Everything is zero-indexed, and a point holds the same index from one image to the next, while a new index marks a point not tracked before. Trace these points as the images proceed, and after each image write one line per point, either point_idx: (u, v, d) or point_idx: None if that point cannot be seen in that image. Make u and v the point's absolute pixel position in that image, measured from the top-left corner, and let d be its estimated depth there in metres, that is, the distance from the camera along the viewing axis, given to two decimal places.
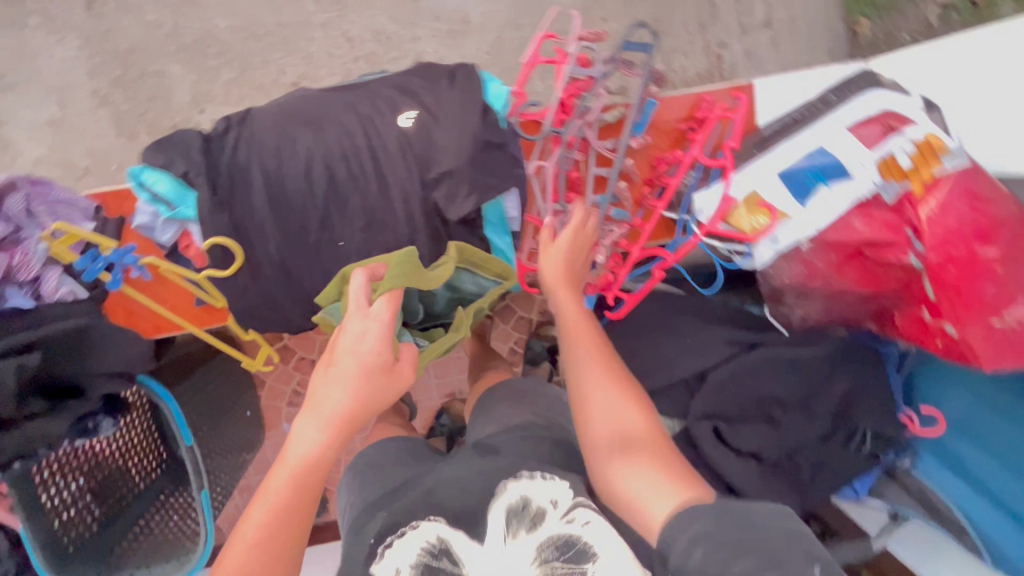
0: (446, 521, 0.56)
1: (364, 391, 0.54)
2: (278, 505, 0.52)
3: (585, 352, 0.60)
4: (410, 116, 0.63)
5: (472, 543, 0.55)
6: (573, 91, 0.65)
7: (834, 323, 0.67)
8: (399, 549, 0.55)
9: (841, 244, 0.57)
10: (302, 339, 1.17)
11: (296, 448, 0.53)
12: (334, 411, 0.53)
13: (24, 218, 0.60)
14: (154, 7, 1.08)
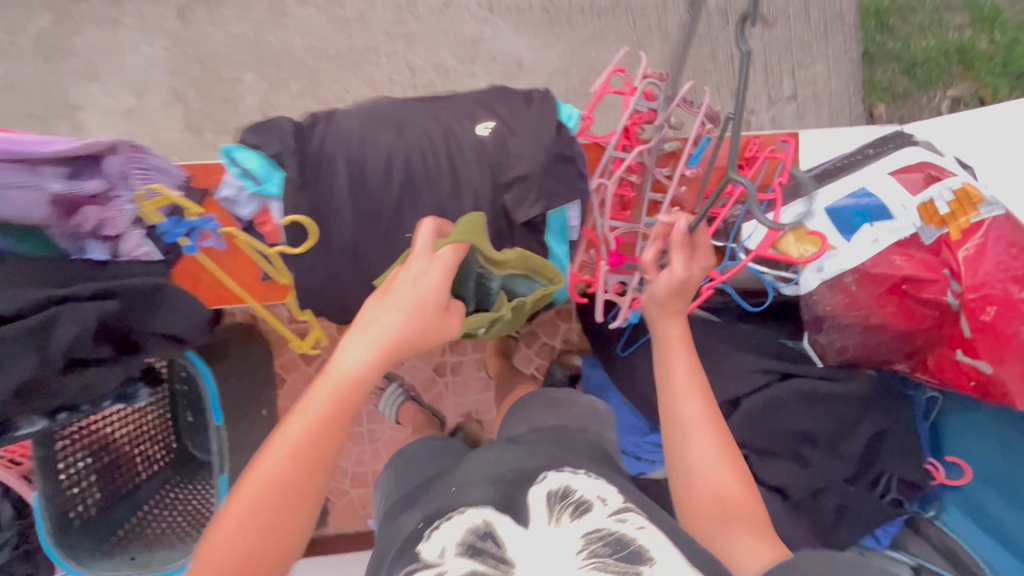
0: (495, 509, 0.56)
1: (413, 322, 0.55)
2: (318, 420, 0.53)
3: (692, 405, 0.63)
4: (488, 126, 0.68)
5: (515, 526, 0.54)
6: (636, 121, 0.71)
7: (870, 360, 0.70)
8: (447, 530, 0.55)
9: (882, 278, 0.62)
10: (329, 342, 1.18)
11: (342, 362, 0.54)
12: (382, 332, 0.54)
13: (119, 180, 0.62)
14: (238, 20, 1.17)
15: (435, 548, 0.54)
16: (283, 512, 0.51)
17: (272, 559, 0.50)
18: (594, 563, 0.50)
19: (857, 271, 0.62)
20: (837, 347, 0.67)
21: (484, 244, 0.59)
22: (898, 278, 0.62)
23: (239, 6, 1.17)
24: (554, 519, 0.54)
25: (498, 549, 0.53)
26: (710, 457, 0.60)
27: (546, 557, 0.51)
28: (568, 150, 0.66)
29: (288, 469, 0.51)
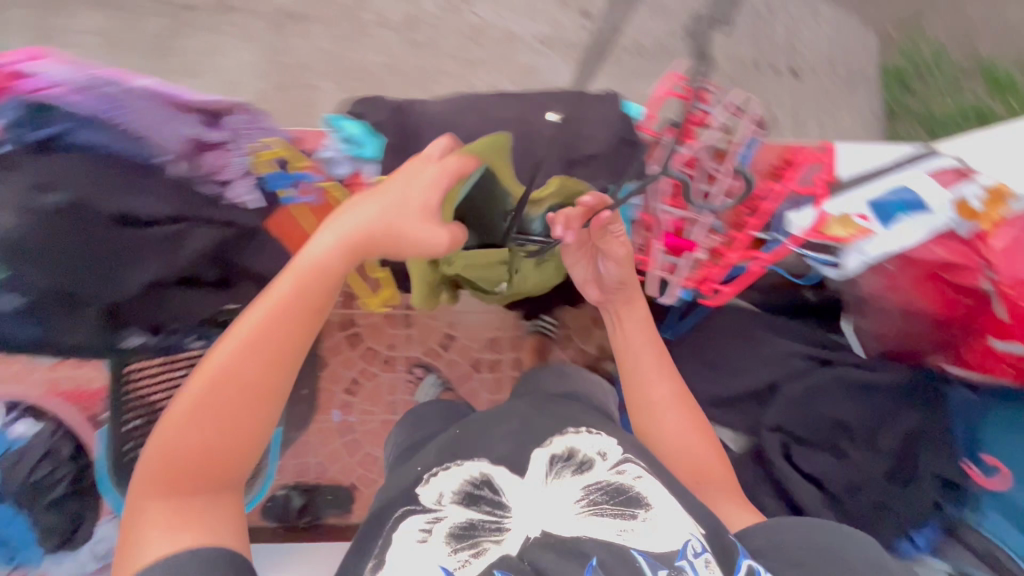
0: (490, 462, 0.67)
1: (380, 227, 0.61)
2: (278, 315, 0.58)
3: (658, 388, 0.75)
4: (559, 114, 0.74)
5: (509, 476, 0.65)
6: (694, 121, 0.79)
7: (907, 350, 0.74)
8: (444, 478, 0.66)
9: (918, 262, 0.68)
10: (373, 330, 1.23)
11: (309, 253, 0.60)
12: (348, 235, 0.60)
13: (238, 134, 0.68)
14: (324, 37, 1.32)
15: (433, 493, 0.65)
16: (240, 399, 0.57)
17: (232, 442, 0.57)
18: (592, 509, 0.61)
19: (897, 255, 0.68)
20: (875, 331, 0.73)
21: (502, 166, 0.70)
22: (935, 264, 0.67)
23: (326, 24, 1.32)
24: (553, 473, 0.64)
25: (495, 493, 0.64)
26: (685, 428, 0.73)
27: (544, 505, 0.62)
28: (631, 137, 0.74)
29: (241, 360, 0.57)
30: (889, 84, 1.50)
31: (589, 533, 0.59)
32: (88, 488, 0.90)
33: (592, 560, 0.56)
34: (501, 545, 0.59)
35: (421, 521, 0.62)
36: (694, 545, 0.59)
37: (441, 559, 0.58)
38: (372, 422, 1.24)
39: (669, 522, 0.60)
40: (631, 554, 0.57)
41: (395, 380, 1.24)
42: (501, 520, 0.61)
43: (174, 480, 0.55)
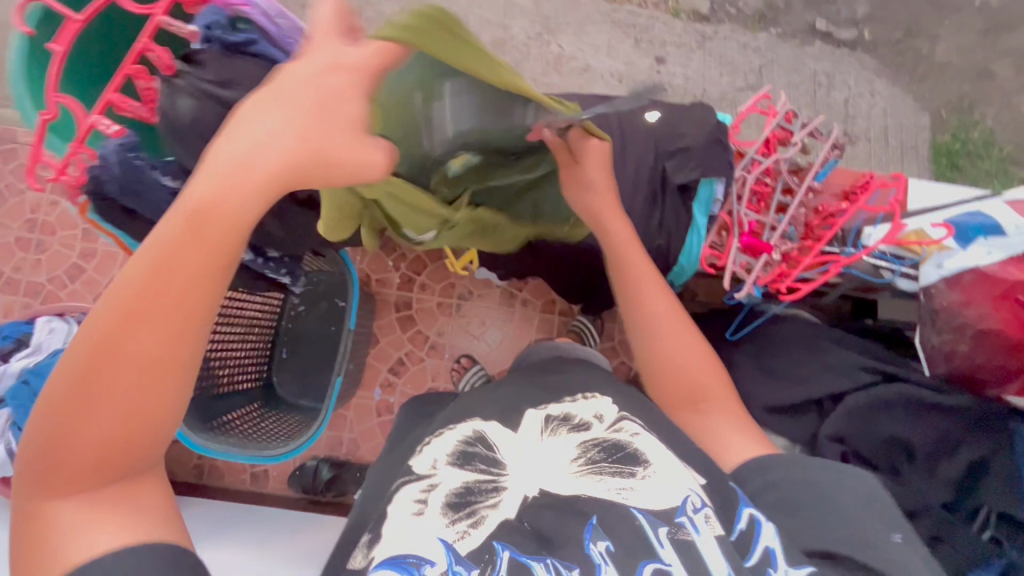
0: (484, 422, 0.60)
1: (295, 150, 0.43)
2: (158, 269, 0.42)
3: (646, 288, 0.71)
4: (655, 115, 0.81)
5: (502, 432, 0.58)
6: (776, 136, 0.86)
7: (975, 374, 0.75)
8: (438, 444, 0.58)
9: (995, 280, 0.69)
10: (425, 314, 1.27)
11: (203, 186, 0.43)
12: (259, 162, 0.43)
13: None
14: None
15: (427, 460, 0.56)
16: (126, 387, 0.42)
17: (133, 432, 0.43)
18: (590, 469, 0.53)
19: (974, 271, 0.70)
20: (947, 349, 0.74)
21: (437, 49, 0.43)
22: (1013, 284, 0.69)
23: None
24: (549, 430, 0.57)
25: (488, 450, 0.56)
26: (676, 348, 0.69)
27: (538, 464, 0.54)
28: (722, 139, 0.80)
29: (114, 329, 0.42)
30: (939, 161, 1.56)
31: (587, 492, 0.51)
32: None
33: (591, 518, 0.49)
34: (498, 509, 0.52)
35: (415, 491, 0.53)
36: (693, 499, 0.51)
37: (440, 530, 0.50)
38: None
39: (670, 475, 0.52)
40: (628, 511, 0.50)
41: (439, 367, 1.26)
42: (498, 479, 0.53)
43: (71, 478, 0.42)
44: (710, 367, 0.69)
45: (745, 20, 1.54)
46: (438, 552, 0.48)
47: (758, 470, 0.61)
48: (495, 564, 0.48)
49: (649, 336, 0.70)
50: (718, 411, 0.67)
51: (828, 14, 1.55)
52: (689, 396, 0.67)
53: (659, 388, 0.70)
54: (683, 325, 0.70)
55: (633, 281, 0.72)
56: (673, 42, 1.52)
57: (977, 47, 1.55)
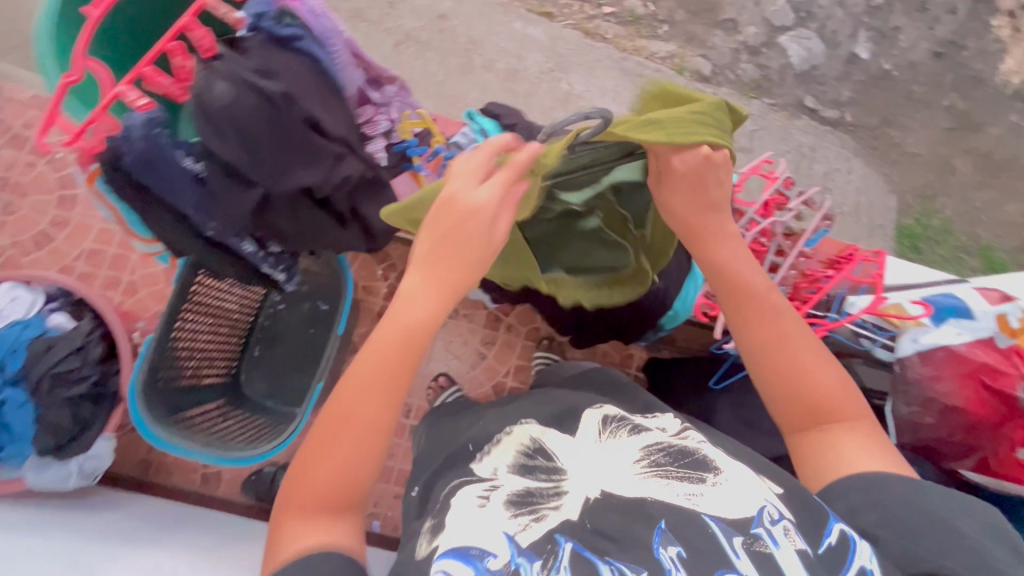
0: (538, 429, 0.67)
1: (440, 288, 0.60)
2: (368, 374, 0.59)
3: (758, 314, 0.65)
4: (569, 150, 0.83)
5: (561, 438, 0.65)
6: (775, 200, 0.91)
7: (938, 448, 0.79)
8: (497, 453, 0.65)
9: (964, 359, 0.75)
10: None
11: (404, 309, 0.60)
12: (418, 317, 0.60)
13: (386, 105, 0.79)
14: (435, 63, 1.50)
15: (488, 467, 0.64)
16: (358, 439, 0.59)
17: (342, 483, 0.59)
18: (657, 471, 0.59)
19: (948, 350, 0.75)
20: (914, 421, 0.78)
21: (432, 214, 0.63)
22: (979, 365, 0.74)
23: (441, 55, 1.51)
24: (608, 433, 0.64)
25: (548, 458, 0.63)
26: (795, 370, 0.63)
27: (599, 465, 0.61)
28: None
29: (353, 403, 0.59)
30: (901, 242, 1.66)
31: (655, 496, 0.56)
32: (109, 394, 0.88)
33: (663, 523, 0.54)
34: (560, 510, 0.57)
35: (478, 489, 0.60)
36: (771, 510, 0.54)
37: (503, 523, 0.56)
38: None
39: (742, 485, 0.57)
40: (702, 518, 0.54)
41: (415, 383, 1.24)
42: (558, 483, 0.60)
43: (298, 503, 0.60)
44: (836, 379, 0.63)
45: (743, 86, 1.64)
46: (501, 544, 0.54)
47: (862, 488, 0.59)
48: (556, 557, 0.53)
49: (775, 356, 0.64)
50: (843, 427, 0.63)
51: (816, 92, 1.66)
52: (810, 415, 0.63)
53: (776, 408, 0.65)
54: (808, 342, 0.65)
55: (741, 305, 0.66)
56: None
57: (942, 142, 1.67)
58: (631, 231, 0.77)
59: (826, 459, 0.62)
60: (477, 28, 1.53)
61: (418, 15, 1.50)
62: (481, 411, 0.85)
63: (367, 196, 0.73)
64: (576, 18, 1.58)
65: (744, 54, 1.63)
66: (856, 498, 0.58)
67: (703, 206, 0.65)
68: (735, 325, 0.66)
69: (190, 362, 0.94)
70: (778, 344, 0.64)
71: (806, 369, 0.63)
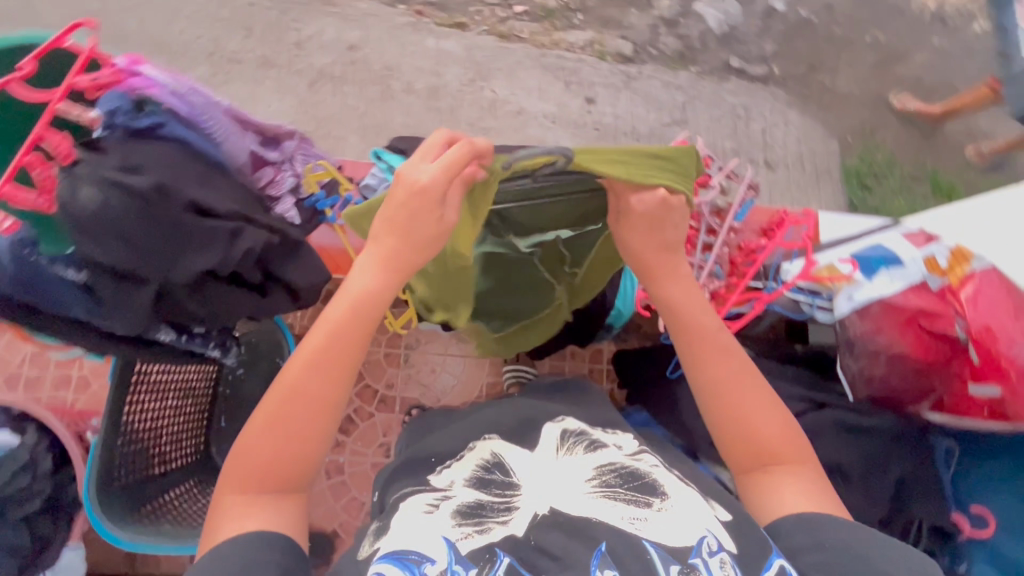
0: (501, 445, 0.68)
1: (389, 271, 0.64)
2: (322, 342, 0.62)
3: (708, 353, 0.67)
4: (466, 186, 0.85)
5: (521, 453, 0.66)
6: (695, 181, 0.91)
7: (893, 397, 0.80)
8: (457, 467, 0.66)
9: (899, 308, 0.76)
10: (374, 368, 1.24)
11: (354, 282, 0.63)
12: (371, 298, 0.64)
13: (288, 159, 0.78)
14: (355, 96, 1.48)
15: (445, 479, 0.65)
16: (311, 412, 0.62)
17: (289, 456, 0.61)
18: (606, 491, 0.58)
19: (881, 301, 0.76)
20: (864, 375, 0.78)
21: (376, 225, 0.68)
22: (913, 311, 0.75)
23: (359, 86, 1.49)
24: (565, 449, 0.64)
25: (505, 472, 0.63)
26: (737, 413, 0.65)
27: (553, 479, 0.61)
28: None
29: (306, 377, 0.62)
30: (850, 182, 1.65)
31: (599, 516, 0.55)
32: (65, 503, 0.87)
33: (604, 544, 0.52)
34: (508, 524, 0.57)
35: (428, 497, 0.61)
36: (709, 542, 0.53)
37: (444, 530, 0.56)
38: (362, 465, 1.20)
39: (687, 512, 0.56)
40: (641, 543, 0.52)
41: (390, 421, 1.22)
42: (510, 499, 0.59)
43: (241, 479, 0.61)
44: (782, 426, 0.64)
45: (666, 60, 1.64)
46: (439, 551, 0.53)
47: (804, 529, 0.58)
48: (494, 564, 0.52)
49: (718, 396, 0.66)
50: (788, 475, 0.63)
51: (740, 51, 1.66)
52: (757, 457, 0.64)
53: (727, 449, 0.65)
54: (754, 384, 0.66)
55: (693, 341, 0.67)
56: (599, 82, 1.60)
57: (871, 78, 1.66)
58: (566, 269, 0.83)
59: (769, 501, 0.62)
60: (390, 52, 1.51)
61: (329, 51, 1.48)
62: (449, 418, 0.85)
63: (284, 258, 0.71)
64: (488, 23, 1.56)
65: (661, 27, 1.63)
66: (795, 541, 0.57)
67: (658, 245, 0.67)
68: (691, 360, 0.68)
69: (155, 451, 0.92)
70: (728, 382, 0.66)
71: (757, 409, 0.65)
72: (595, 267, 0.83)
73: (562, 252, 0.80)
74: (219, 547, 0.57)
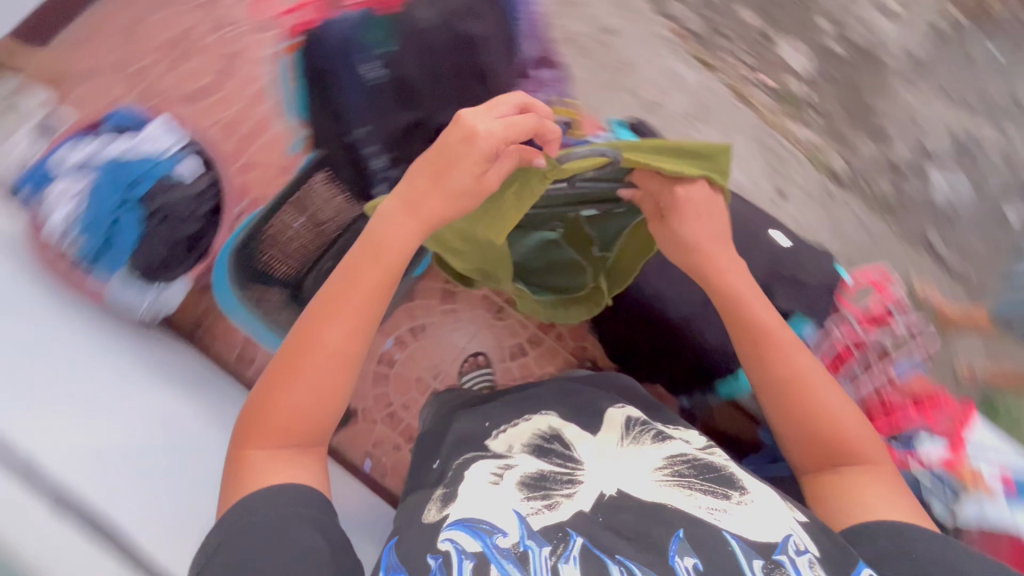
0: (558, 424, 0.69)
1: (413, 221, 0.66)
2: (345, 295, 0.66)
3: (772, 363, 0.72)
4: None
5: (580, 434, 0.67)
6: (879, 316, 0.88)
7: None
8: (513, 432, 0.69)
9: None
10: (468, 299, 1.28)
11: (385, 238, 0.66)
12: (392, 251, 0.66)
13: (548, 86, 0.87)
14: (582, 69, 1.49)
15: (503, 444, 0.67)
16: (329, 362, 0.65)
17: (310, 406, 0.65)
18: (680, 481, 0.60)
19: (1011, 535, 0.72)
20: None
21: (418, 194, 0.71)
22: None
23: (595, 64, 1.50)
24: (631, 439, 0.66)
25: (565, 446, 0.65)
26: (814, 412, 0.70)
27: (621, 470, 0.62)
28: (807, 261, 0.85)
29: (324, 329, 0.65)
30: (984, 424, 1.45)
31: (674, 503, 0.58)
32: (200, 249, 0.96)
33: (681, 531, 0.55)
34: (573, 499, 0.59)
35: (492, 466, 0.63)
36: (795, 540, 0.56)
37: (514, 503, 0.58)
38: (408, 373, 1.24)
39: (767, 510, 0.58)
40: (723, 534, 0.55)
41: (452, 352, 1.25)
42: (573, 473, 0.61)
43: (262, 430, 0.64)
44: (856, 424, 0.70)
45: (871, 202, 1.51)
46: (511, 525, 0.55)
47: (882, 529, 0.62)
48: (567, 545, 0.54)
49: (791, 399, 0.71)
50: (860, 470, 0.68)
51: (946, 232, 1.51)
52: (828, 458, 0.69)
53: (801, 451, 0.71)
54: (827, 388, 0.71)
55: (756, 343, 0.73)
56: (799, 186, 1.51)
57: None
58: (595, 252, 0.87)
59: (841, 498, 0.67)
60: (637, 52, 1.52)
61: (585, 22, 1.50)
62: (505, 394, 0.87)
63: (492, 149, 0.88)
64: (731, 76, 1.53)
65: (886, 170, 1.52)
66: (878, 545, 0.61)
67: (710, 232, 0.76)
68: (758, 362, 0.73)
69: (268, 251, 0.92)
70: (792, 386, 0.71)
71: (827, 412, 0.70)
72: (627, 252, 0.85)
73: (588, 233, 0.85)
74: (245, 498, 0.61)
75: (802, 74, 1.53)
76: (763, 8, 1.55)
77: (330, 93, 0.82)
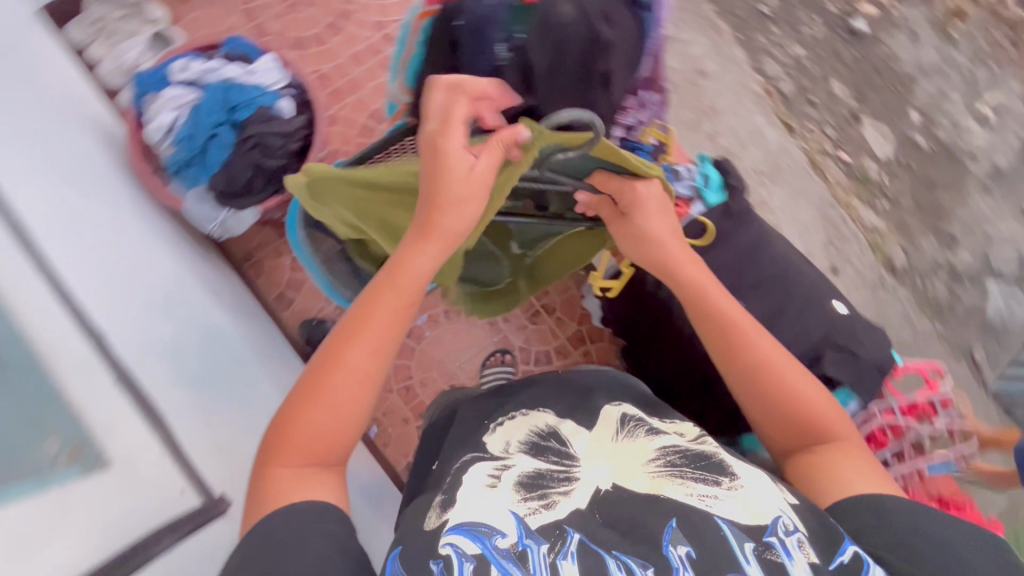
0: (552, 420, 0.64)
1: (438, 242, 0.59)
2: (366, 319, 0.58)
3: (737, 346, 0.66)
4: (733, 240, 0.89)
5: (578, 431, 0.62)
6: (923, 409, 0.86)
7: None
8: (510, 426, 0.64)
9: None
10: None
11: (413, 259, 0.59)
12: (415, 271, 0.59)
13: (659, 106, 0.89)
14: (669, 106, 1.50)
15: (498, 442, 0.61)
16: (355, 389, 0.57)
17: (335, 431, 0.56)
18: (671, 471, 0.56)
19: None
20: None
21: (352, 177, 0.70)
22: None
23: (681, 103, 1.50)
24: (625, 434, 0.61)
25: (562, 443, 0.60)
26: (780, 389, 0.64)
27: (616, 463, 0.58)
28: (864, 337, 0.84)
29: (350, 352, 0.57)
30: None
31: (668, 494, 0.55)
32: (279, 182, 0.99)
33: (673, 522, 0.52)
34: (571, 497, 0.55)
35: (488, 467, 0.58)
36: (784, 522, 0.52)
37: (509, 504, 0.53)
38: (430, 354, 1.23)
39: (760, 492, 0.54)
40: (712, 518, 0.52)
41: (474, 343, 1.24)
42: (570, 470, 0.57)
43: (285, 452, 0.55)
44: (821, 398, 0.65)
45: (923, 300, 1.47)
46: (508, 525, 0.52)
47: (867, 507, 0.57)
48: (564, 541, 0.51)
49: (759, 379, 0.65)
50: (836, 449, 0.63)
51: (993, 350, 1.45)
52: (800, 438, 0.64)
53: (772, 432, 0.66)
54: (790, 365, 0.65)
55: (718, 336, 0.67)
56: (854, 266, 1.48)
57: None
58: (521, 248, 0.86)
59: (823, 482, 0.61)
60: (723, 100, 1.51)
61: (681, 61, 1.51)
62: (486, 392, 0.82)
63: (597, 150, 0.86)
64: (810, 145, 1.52)
65: (945, 273, 1.48)
66: (862, 522, 0.56)
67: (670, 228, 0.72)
68: (723, 357, 0.67)
69: None
70: (758, 365, 0.65)
71: (792, 388, 0.64)
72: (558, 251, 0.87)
73: (512, 233, 0.83)
74: (262, 525, 0.51)
75: (882, 159, 1.50)
76: (857, 85, 1.51)
77: (452, 66, 0.74)
